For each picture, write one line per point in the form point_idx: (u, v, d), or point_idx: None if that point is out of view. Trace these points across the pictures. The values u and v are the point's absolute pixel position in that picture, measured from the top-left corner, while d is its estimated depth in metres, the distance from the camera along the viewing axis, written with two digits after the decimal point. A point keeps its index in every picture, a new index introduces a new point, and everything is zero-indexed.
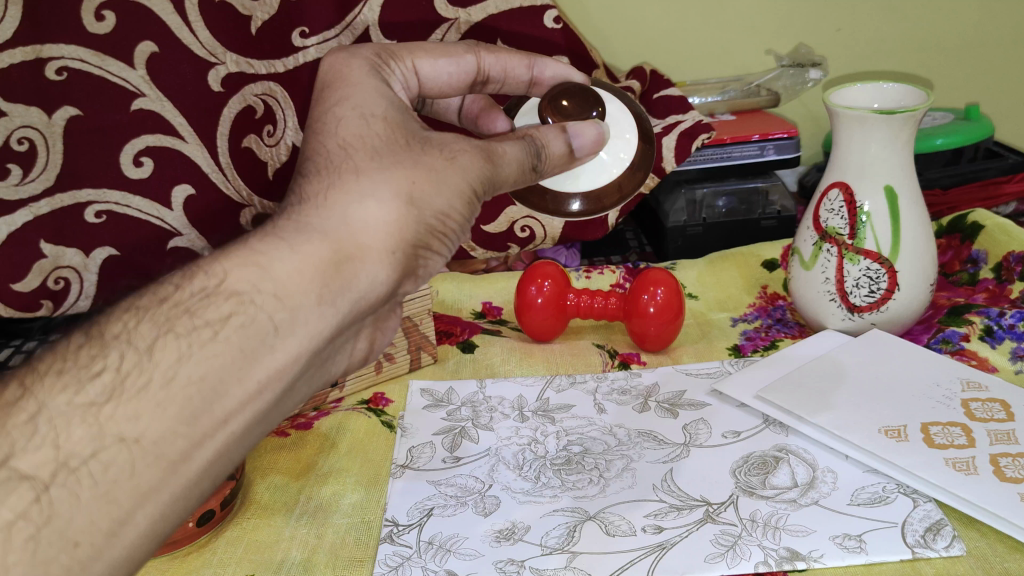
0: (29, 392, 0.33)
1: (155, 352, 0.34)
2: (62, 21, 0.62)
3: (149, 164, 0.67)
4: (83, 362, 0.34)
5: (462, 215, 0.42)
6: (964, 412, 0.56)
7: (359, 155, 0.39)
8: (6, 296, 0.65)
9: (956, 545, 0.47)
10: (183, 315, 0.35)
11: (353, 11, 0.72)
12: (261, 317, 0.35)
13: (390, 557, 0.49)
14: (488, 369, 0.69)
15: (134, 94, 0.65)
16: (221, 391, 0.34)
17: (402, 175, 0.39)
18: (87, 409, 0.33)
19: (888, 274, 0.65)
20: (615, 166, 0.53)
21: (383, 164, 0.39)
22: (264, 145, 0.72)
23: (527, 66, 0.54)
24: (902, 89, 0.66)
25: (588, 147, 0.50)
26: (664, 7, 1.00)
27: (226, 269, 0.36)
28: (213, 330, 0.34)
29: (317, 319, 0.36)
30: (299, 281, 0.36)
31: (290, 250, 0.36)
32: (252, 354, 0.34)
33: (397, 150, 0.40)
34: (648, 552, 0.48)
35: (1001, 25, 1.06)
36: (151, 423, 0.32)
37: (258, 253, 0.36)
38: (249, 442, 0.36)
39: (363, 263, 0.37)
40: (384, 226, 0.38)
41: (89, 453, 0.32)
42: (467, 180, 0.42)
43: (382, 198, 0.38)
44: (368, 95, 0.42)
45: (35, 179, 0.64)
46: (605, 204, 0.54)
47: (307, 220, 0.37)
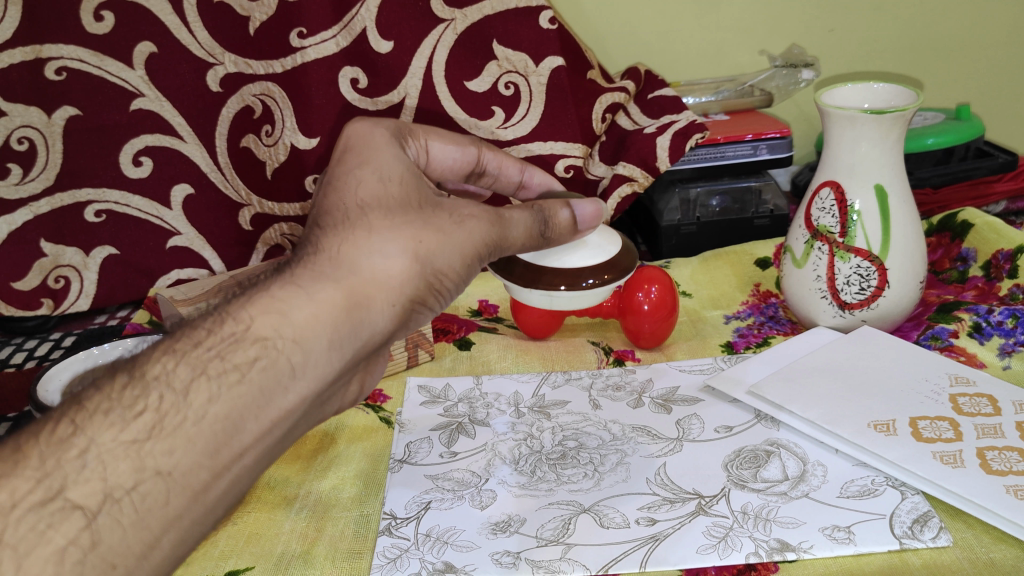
0: (79, 429, 0.33)
1: (190, 393, 0.34)
2: (61, 27, 0.76)
3: (148, 163, 0.81)
4: (128, 402, 0.34)
5: (458, 274, 0.44)
6: (951, 406, 0.57)
7: (372, 212, 0.41)
8: (11, 295, 0.81)
9: (943, 536, 0.48)
10: (213, 358, 0.35)
11: (350, 12, 0.81)
12: (281, 360, 0.36)
13: (388, 549, 0.49)
14: (484, 366, 0.70)
15: (135, 94, 0.79)
16: (239, 426, 0.35)
17: (412, 234, 0.41)
18: (130, 445, 0.33)
19: (878, 271, 0.66)
20: (600, 255, 0.58)
21: (395, 220, 0.41)
22: (262, 145, 0.84)
23: (518, 169, 0.57)
24: (892, 89, 0.67)
25: (588, 221, 0.54)
26: (658, 8, 1.01)
27: (252, 315, 0.37)
28: (239, 373, 0.35)
29: (325, 360, 0.37)
30: (315, 326, 0.37)
31: (306, 296, 0.38)
32: (269, 394, 0.36)
33: (408, 209, 0.42)
34: (642, 543, 0.49)
35: (991, 26, 1.07)
36: (182, 456, 0.33)
37: (277, 299, 0.37)
38: (266, 463, 0.37)
39: (369, 310, 0.39)
40: (392, 279, 0.40)
41: (131, 483, 0.32)
42: (470, 243, 0.44)
43: (394, 250, 0.40)
44: (386, 159, 0.43)
45: (36, 179, 0.80)
46: (584, 281, 0.58)
47: (323, 267, 0.39)
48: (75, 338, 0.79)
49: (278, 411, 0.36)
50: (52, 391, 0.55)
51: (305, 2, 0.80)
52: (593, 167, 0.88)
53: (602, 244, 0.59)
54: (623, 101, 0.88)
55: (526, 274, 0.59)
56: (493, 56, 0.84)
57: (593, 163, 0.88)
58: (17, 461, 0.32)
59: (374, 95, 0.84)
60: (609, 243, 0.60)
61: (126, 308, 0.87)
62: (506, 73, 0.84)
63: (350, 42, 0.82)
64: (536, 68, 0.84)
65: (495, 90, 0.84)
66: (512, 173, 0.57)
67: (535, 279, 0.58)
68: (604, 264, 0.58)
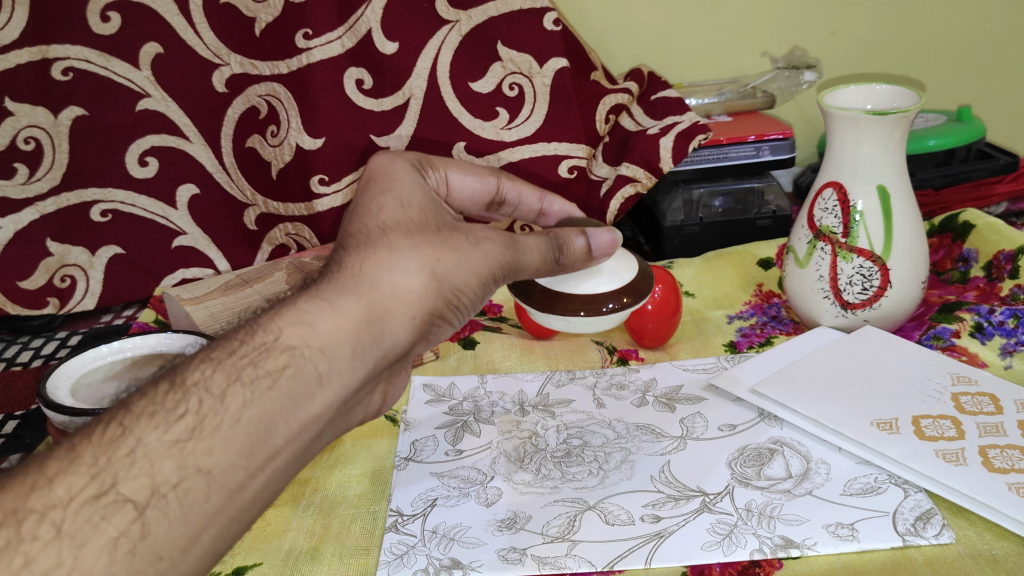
0: (128, 430, 0.34)
1: (226, 399, 0.35)
2: (68, 28, 0.77)
3: (154, 163, 0.82)
4: (170, 406, 0.35)
5: (474, 292, 0.46)
6: (953, 405, 0.57)
7: (392, 233, 0.42)
8: (17, 294, 0.82)
9: (946, 533, 0.48)
10: (246, 366, 0.37)
11: (356, 13, 0.81)
12: (308, 367, 0.37)
13: (395, 546, 0.50)
14: (489, 366, 0.70)
15: (141, 95, 0.80)
16: (271, 429, 0.36)
17: (429, 252, 0.43)
18: (173, 444, 0.34)
19: (881, 272, 0.67)
20: (616, 281, 0.59)
21: (414, 240, 0.43)
22: (267, 145, 0.84)
23: (538, 197, 0.59)
24: (895, 90, 0.67)
25: (603, 249, 0.55)
26: (660, 10, 1.02)
27: (280, 326, 0.38)
28: (271, 379, 0.36)
29: (348, 368, 0.39)
30: (338, 336, 0.39)
31: (331, 309, 0.39)
32: (298, 399, 0.37)
33: (426, 231, 0.44)
34: (647, 540, 0.49)
35: (992, 28, 1.07)
36: (220, 456, 0.34)
37: (305, 312, 0.39)
38: (298, 462, 0.38)
39: (388, 322, 0.41)
40: (410, 295, 0.41)
41: (175, 480, 0.33)
42: (485, 263, 0.46)
43: (412, 268, 0.42)
44: (406, 186, 0.46)
45: (42, 178, 0.80)
46: (602, 306, 0.58)
47: (344, 283, 0.40)
48: (81, 337, 0.80)
49: (305, 416, 0.37)
50: (59, 388, 0.52)
51: (311, 4, 0.81)
52: (597, 167, 0.88)
53: (618, 271, 0.60)
54: (626, 102, 0.88)
55: (544, 300, 0.59)
56: (498, 58, 0.84)
57: (596, 163, 0.88)
58: (73, 459, 0.33)
59: (379, 96, 0.84)
60: (624, 268, 0.60)
61: (131, 308, 0.87)
62: (510, 74, 0.85)
63: (355, 44, 0.82)
64: (540, 70, 0.85)
65: (499, 91, 0.85)
66: (532, 201, 0.59)
67: (553, 303, 0.58)
68: (622, 289, 0.59)
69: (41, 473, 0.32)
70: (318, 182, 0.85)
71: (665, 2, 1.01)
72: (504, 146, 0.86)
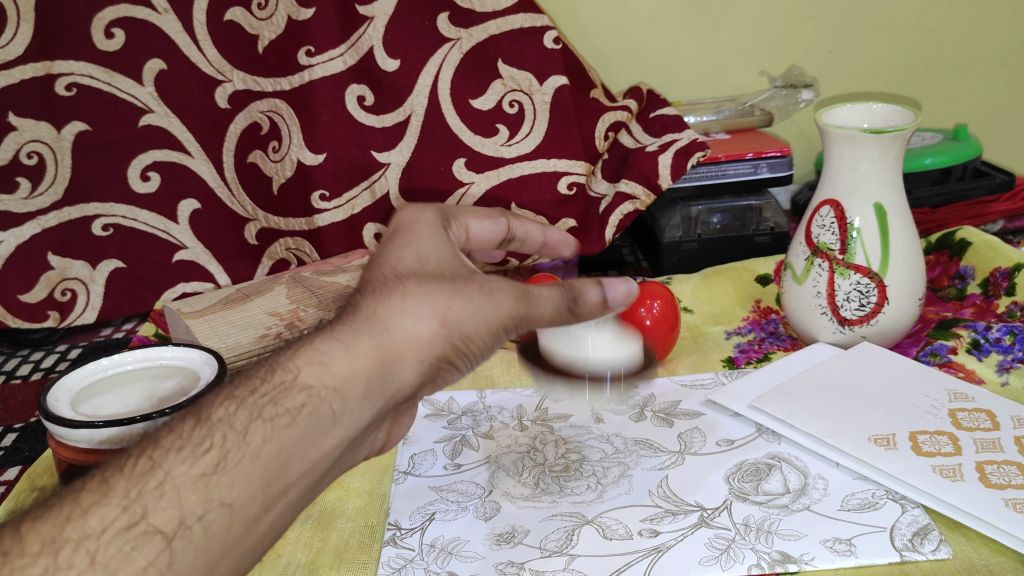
0: (157, 464, 0.35)
1: (248, 434, 0.36)
2: (73, 45, 0.78)
3: (156, 178, 0.83)
4: (196, 440, 0.35)
5: (483, 340, 0.46)
6: (951, 420, 0.58)
7: (407, 280, 0.43)
8: (19, 307, 0.82)
9: (943, 548, 0.48)
10: (267, 404, 0.38)
11: (358, 31, 0.82)
12: (323, 406, 0.38)
13: (393, 559, 0.50)
14: (487, 380, 0.71)
15: (145, 110, 0.81)
16: (288, 463, 0.37)
17: (443, 301, 0.43)
18: (198, 478, 0.34)
19: (878, 288, 0.67)
20: (621, 353, 0.57)
21: (428, 288, 0.43)
22: (268, 161, 0.85)
23: (540, 230, 0.61)
24: (889, 109, 0.68)
25: (619, 301, 0.52)
26: (658, 29, 1.03)
27: (299, 364, 0.39)
28: (289, 416, 0.37)
29: (358, 408, 0.40)
30: (353, 376, 0.40)
31: (345, 350, 0.40)
32: (313, 436, 0.38)
33: (439, 279, 0.44)
34: (645, 555, 0.49)
35: (988, 47, 1.08)
36: (242, 489, 0.35)
37: (321, 351, 0.40)
38: (315, 490, 0.39)
39: (399, 367, 0.41)
40: (420, 342, 0.42)
41: (201, 511, 0.34)
42: (497, 315, 0.45)
43: (424, 314, 0.42)
44: (427, 240, 0.47)
45: (44, 193, 0.81)
46: (607, 379, 0.56)
47: (360, 325, 0.41)
48: (81, 351, 0.81)
49: (317, 453, 0.38)
50: (60, 401, 0.52)
51: (314, 22, 0.82)
52: (596, 184, 0.90)
53: (621, 340, 0.58)
54: (625, 119, 0.89)
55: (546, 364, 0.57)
56: (498, 75, 0.85)
57: (595, 180, 0.90)
58: (105, 490, 0.33)
59: (380, 112, 0.85)
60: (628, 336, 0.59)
61: (132, 321, 0.88)
62: (510, 92, 0.85)
63: (358, 61, 0.83)
64: (540, 87, 0.85)
65: (499, 108, 0.86)
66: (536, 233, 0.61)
67: (556, 369, 0.56)
68: (625, 364, 0.57)
69: (76, 505, 0.33)
70: (318, 198, 0.86)
71: (663, 21, 1.02)
72: (504, 163, 0.87)
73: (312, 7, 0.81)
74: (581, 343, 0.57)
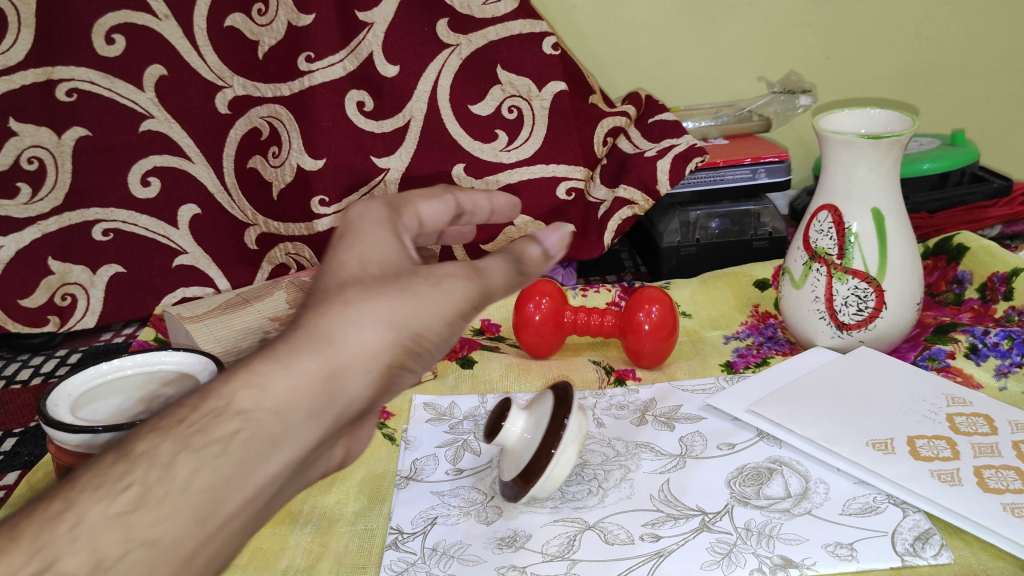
0: (71, 504, 0.29)
1: (174, 466, 0.30)
2: (73, 51, 0.78)
3: (156, 183, 0.83)
4: (114, 476, 0.29)
5: (447, 337, 0.38)
6: (948, 425, 0.58)
7: (351, 287, 0.35)
8: (19, 311, 0.82)
9: (944, 553, 0.48)
10: (195, 431, 0.30)
11: (358, 37, 0.83)
12: (262, 433, 0.31)
13: (395, 563, 0.50)
14: (487, 385, 0.71)
15: (145, 116, 0.81)
16: (222, 497, 0.30)
17: (392, 299, 0.35)
18: (117, 518, 0.28)
19: (876, 293, 0.67)
20: (542, 417, 0.53)
21: (377, 288, 0.35)
22: (269, 166, 0.85)
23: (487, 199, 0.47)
24: (887, 114, 0.68)
25: (560, 250, 0.43)
26: (656, 35, 1.03)
27: (232, 388, 0.32)
28: (222, 444, 0.30)
29: (305, 428, 0.32)
30: (297, 398, 0.32)
31: (283, 367, 0.32)
32: (251, 465, 0.31)
33: (386, 281, 0.36)
34: (647, 559, 0.49)
35: (986, 54, 1.09)
36: (170, 527, 0.29)
37: (255, 371, 0.32)
38: (262, 516, 0.32)
39: (351, 379, 0.33)
40: (368, 352, 0.34)
41: (118, 553, 0.28)
42: (457, 304, 0.37)
43: (372, 318, 0.34)
44: (374, 238, 0.39)
45: (45, 198, 0.81)
46: (551, 448, 0.51)
47: (300, 339, 0.33)
48: (81, 355, 0.81)
49: (261, 481, 0.31)
50: (60, 405, 0.52)
51: (313, 28, 0.82)
52: (595, 189, 0.90)
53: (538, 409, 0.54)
54: (624, 124, 0.90)
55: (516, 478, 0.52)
56: (498, 81, 0.85)
57: (594, 185, 0.90)
58: (11, 537, 0.28)
59: (380, 118, 0.85)
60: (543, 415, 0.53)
61: (132, 325, 0.88)
62: (509, 97, 0.86)
63: (357, 66, 0.83)
64: (540, 93, 0.86)
65: (499, 113, 0.86)
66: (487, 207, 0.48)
67: (525, 479, 0.51)
68: (555, 419, 0.52)
69: None
70: (318, 203, 0.86)
71: (662, 27, 1.03)
72: (504, 168, 0.87)
73: (312, 13, 0.81)
74: (512, 437, 0.53)
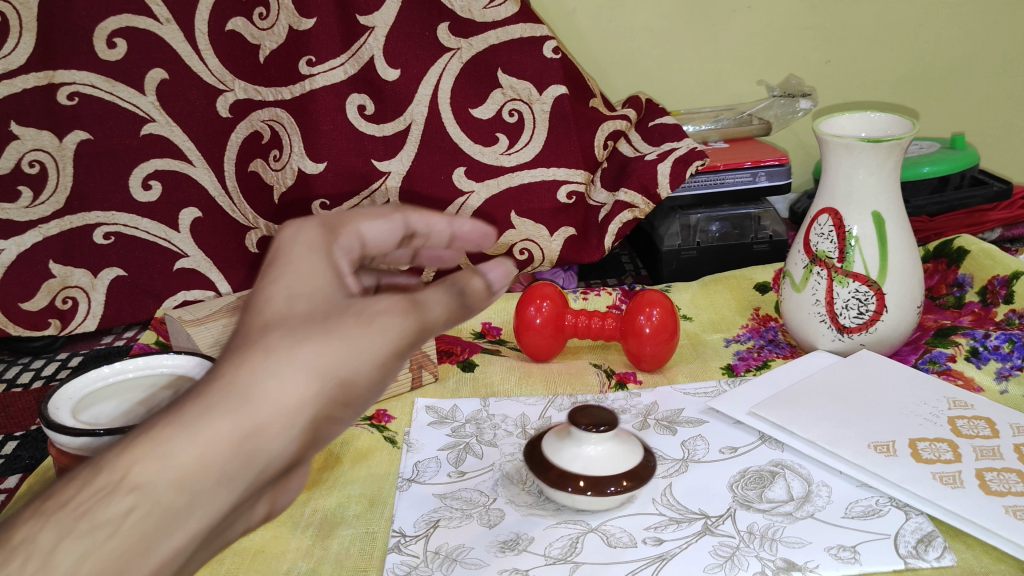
0: None
1: (58, 552, 0.27)
2: (73, 55, 0.78)
3: (157, 187, 0.83)
4: None
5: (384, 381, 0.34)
6: (950, 428, 0.58)
7: (273, 333, 0.31)
8: (19, 315, 0.82)
9: (947, 556, 0.48)
10: (81, 513, 0.27)
11: (358, 41, 0.83)
12: (160, 508, 0.28)
13: (397, 566, 0.50)
14: (488, 388, 0.71)
15: (146, 119, 0.81)
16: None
17: (316, 347, 0.31)
18: None
19: (876, 296, 0.67)
20: (622, 463, 0.52)
21: (300, 334, 0.31)
22: (270, 169, 0.85)
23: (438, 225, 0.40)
24: (887, 118, 0.69)
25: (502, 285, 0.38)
26: (657, 38, 1.04)
27: (127, 459, 0.28)
28: (111, 527, 0.27)
29: (214, 496, 0.29)
30: (202, 467, 0.28)
31: (187, 433, 0.28)
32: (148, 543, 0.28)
33: (313, 325, 0.32)
34: (649, 563, 0.49)
35: (985, 58, 1.09)
36: None
37: (154, 437, 0.28)
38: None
39: (267, 440, 0.30)
40: (289, 409, 0.30)
41: None
42: (394, 345, 0.33)
43: (292, 371, 0.30)
44: (304, 270, 0.34)
45: (46, 201, 0.81)
46: (608, 488, 0.51)
47: (211, 396, 0.29)
48: (82, 358, 0.81)
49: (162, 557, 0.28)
50: (61, 409, 0.52)
51: (314, 32, 0.82)
52: (595, 193, 0.90)
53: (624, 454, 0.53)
54: (624, 128, 0.90)
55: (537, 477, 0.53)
56: (498, 85, 0.85)
57: (595, 189, 0.90)
58: None
59: (380, 121, 0.85)
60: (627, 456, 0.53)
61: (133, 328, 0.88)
62: (509, 101, 0.86)
63: (358, 70, 0.84)
64: (540, 96, 0.86)
65: (499, 116, 0.86)
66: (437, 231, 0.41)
67: (551, 483, 0.52)
68: (626, 471, 0.52)
69: None
70: (319, 207, 0.86)
71: (662, 31, 1.03)
72: (504, 171, 0.87)
73: (313, 17, 0.82)
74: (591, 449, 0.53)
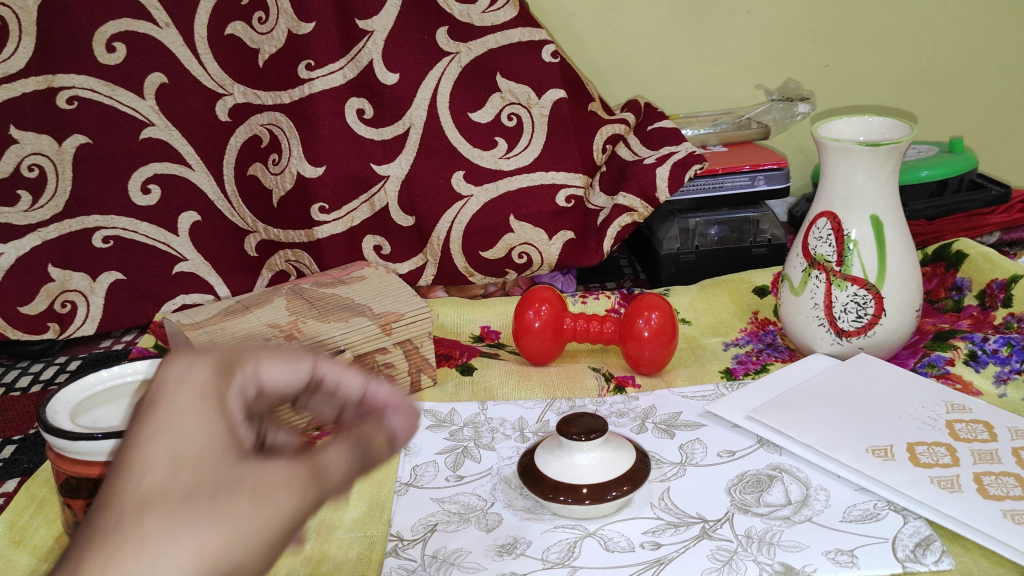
0: None
1: None
2: (73, 59, 0.79)
3: (156, 190, 0.83)
4: None
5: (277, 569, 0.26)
6: (948, 432, 0.58)
7: (149, 513, 0.24)
8: (18, 319, 0.82)
9: (945, 559, 0.48)
10: None
11: (357, 45, 0.83)
12: None
13: (395, 570, 0.50)
14: (486, 392, 0.71)
15: (145, 123, 0.82)
16: None
17: (196, 536, 0.24)
18: None
19: (875, 300, 0.67)
20: (614, 466, 0.52)
21: (177, 518, 0.24)
22: (269, 173, 0.85)
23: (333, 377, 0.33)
24: (886, 122, 0.69)
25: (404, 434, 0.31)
26: (656, 42, 1.04)
27: None
28: None
29: None
30: None
31: None
32: None
33: (196, 503, 0.24)
34: (646, 567, 0.49)
35: (982, 62, 1.09)
36: None
37: None
38: None
39: None
40: None
41: None
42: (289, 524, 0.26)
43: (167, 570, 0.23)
44: (187, 422, 0.26)
45: (45, 205, 0.82)
46: (608, 494, 0.51)
47: None
48: (79, 362, 0.80)
49: None
50: (60, 413, 0.52)
51: (314, 36, 0.82)
52: (594, 197, 0.90)
53: (613, 455, 0.53)
54: (623, 132, 0.90)
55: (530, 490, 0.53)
56: (497, 89, 0.86)
57: (594, 193, 0.90)
58: None
59: (380, 125, 0.85)
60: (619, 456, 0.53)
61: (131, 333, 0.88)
62: (509, 105, 0.86)
63: (357, 74, 0.84)
64: (539, 100, 0.86)
65: (498, 120, 0.86)
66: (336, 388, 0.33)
67: (551, 491, 0.52)
68: (624, 476, 0.52)
69: None
70: (318, 211, 0.86)
71: (661, 35, 1.03)
72: (503, 175, 0.87)
73: (312, 21, 0.82)
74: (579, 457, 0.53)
